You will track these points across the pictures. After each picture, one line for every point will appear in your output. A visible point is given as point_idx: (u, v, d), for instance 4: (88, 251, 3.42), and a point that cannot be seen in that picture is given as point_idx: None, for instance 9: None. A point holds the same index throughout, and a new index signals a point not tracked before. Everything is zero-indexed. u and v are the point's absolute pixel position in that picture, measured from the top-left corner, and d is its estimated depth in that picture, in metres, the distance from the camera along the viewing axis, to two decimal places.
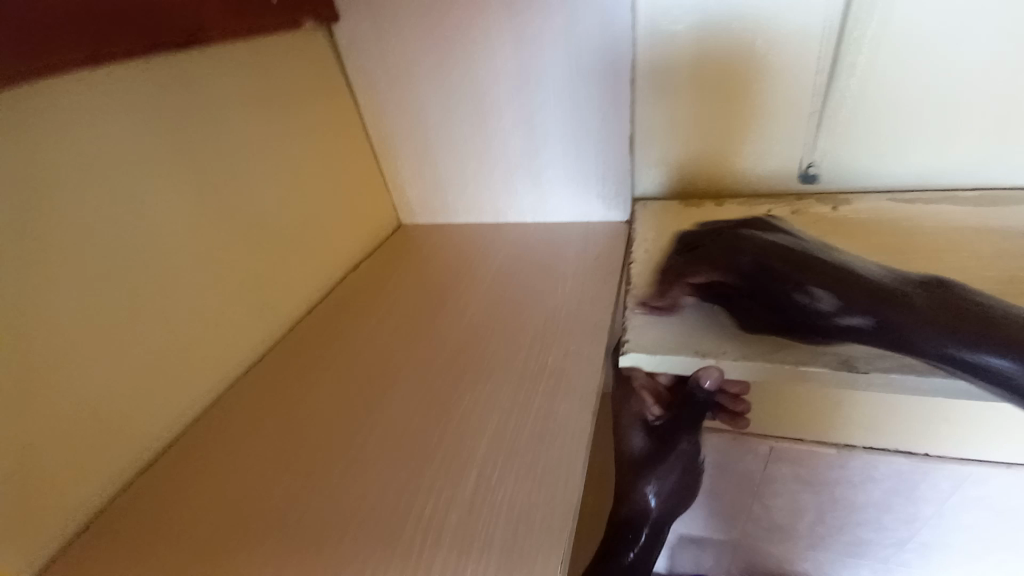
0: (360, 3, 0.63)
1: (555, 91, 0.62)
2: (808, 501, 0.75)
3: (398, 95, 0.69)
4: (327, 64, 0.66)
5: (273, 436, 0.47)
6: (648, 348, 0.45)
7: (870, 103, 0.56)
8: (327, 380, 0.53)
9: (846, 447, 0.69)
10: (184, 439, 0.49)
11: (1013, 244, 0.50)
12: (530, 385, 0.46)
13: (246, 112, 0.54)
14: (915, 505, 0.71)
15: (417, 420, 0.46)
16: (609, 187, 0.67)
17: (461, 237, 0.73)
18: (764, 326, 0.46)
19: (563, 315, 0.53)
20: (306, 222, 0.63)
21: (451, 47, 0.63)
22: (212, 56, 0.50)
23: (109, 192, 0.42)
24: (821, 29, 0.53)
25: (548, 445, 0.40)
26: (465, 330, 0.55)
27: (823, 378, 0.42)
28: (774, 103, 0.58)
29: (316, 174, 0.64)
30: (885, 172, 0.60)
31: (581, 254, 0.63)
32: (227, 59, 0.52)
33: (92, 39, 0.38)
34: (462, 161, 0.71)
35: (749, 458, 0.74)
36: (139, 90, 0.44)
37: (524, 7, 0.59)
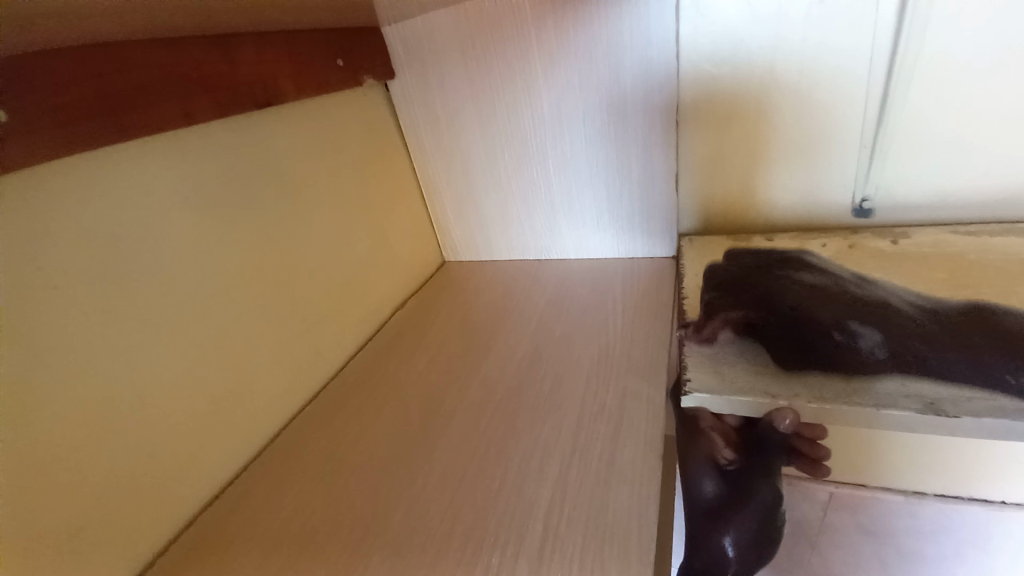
0: (414, 58, 0.68)
1: (600, 131, 0.64)
2: (873, 554, 0.69)
3: (445, 140, 0.72)
4: (381, 115, 0.70)
5: (331, 476, 0.47)
6: (714, 389, 0.44)
7: (923, 134, 0.56)
8: (380, 420, 0.53)
9: (916, 494, 0.64)
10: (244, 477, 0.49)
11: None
12: (590, 426, 0.45)
13: (309, 162, 0.58)
14: (997, 558, 0.65)
15: (477, 463, 0.45)
16: (654, 223, 0.67)
17: (505, 275, 0.74)
18: (836, 370, 0.44)
19: (617, 354, 0.52)
20: (358, 262, 0.65)
21: (498, 93, 0.66)
22: (283, 114, 0.54)
23: (191, 240, 0.45)
24: (870, 63, 0.54)
25: (616, 488, 0.39)
26: (516, 368, 0.55)
27: (905, 422, 0.40)
28: (822, 137, 0.59)
29: (368, 218, 0.67)
30: (944, 203, 0.58)
31: (629, 291, 0.63)
32: (293, 115, 0.56)
33: (183, 98, 0.42)
34: (505, 200, 0.73)
35: (808, 503, 0.69)
36: (220, 142, 0.48)
37: (569, 54, 0.61)
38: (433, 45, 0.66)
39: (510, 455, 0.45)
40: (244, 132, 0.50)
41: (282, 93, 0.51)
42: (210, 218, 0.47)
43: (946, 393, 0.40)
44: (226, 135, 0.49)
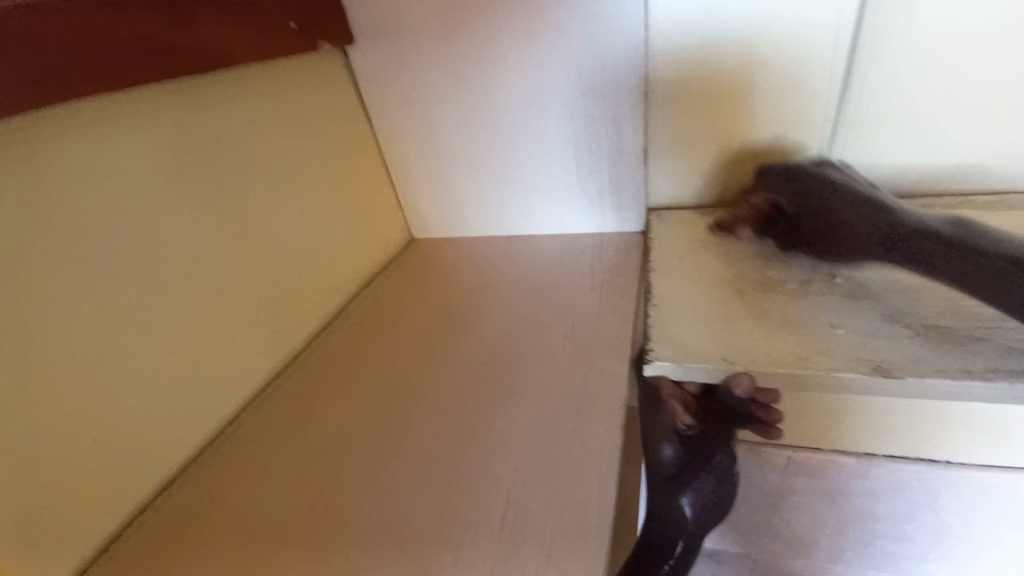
0: (375, 25, 0.65)
1: (572, 103, 0.63)
2: (830, 513, 0.73)
3: (412, 114, 0.69)
4: (343, 86, 0.67)
5: (297, 457, 0.47)
6: (675, 357, 0.45)
7: (885, 108, 0.57)
8: (347, 400, 0.52)
9: (867, 456, 0.68)
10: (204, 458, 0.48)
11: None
12: (556, 399, 0.45)
13: (266, 134, 0.55)
14: (939, 513, 0.69)
15: (444, 440, 0.45)
16: (624, 197, 0.67)
17: (475, 252, 0.73)
18: (791, 338, 0.45)
19: (585, 330, 0.53)
20: (323, 240, 0.64)
21: (464, 63, 0.64)
22: (235, 81, 0.51)
23: (136, 219, 0.43)
24: (835, 36, 0.53)
25: (578, 461, 0.40)
26: (486, 345, 0.54)
27: (852, 385, 0.41)
28: (790, 112, 0.58)
29: (332, 194, 0.65)
30: (902, 178, 0.60)
31: (599, 267, 0.63)
32: (246, 83, 0.53)
33: (128, 59, 0.38)
34: (475, 176, 0.72)
35: (769, 467, 0.72)
36: (169, 113, 0.45)
37: (538, 23, 0.59)
38: (395, 10, 0.63)
39: (478, 432, 0.45)
40: (195, 102, 0.47)
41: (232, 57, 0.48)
42: (156, 196, 0.44)
43: (894, 355, 0.42)
44: (175, 106, 0.45)
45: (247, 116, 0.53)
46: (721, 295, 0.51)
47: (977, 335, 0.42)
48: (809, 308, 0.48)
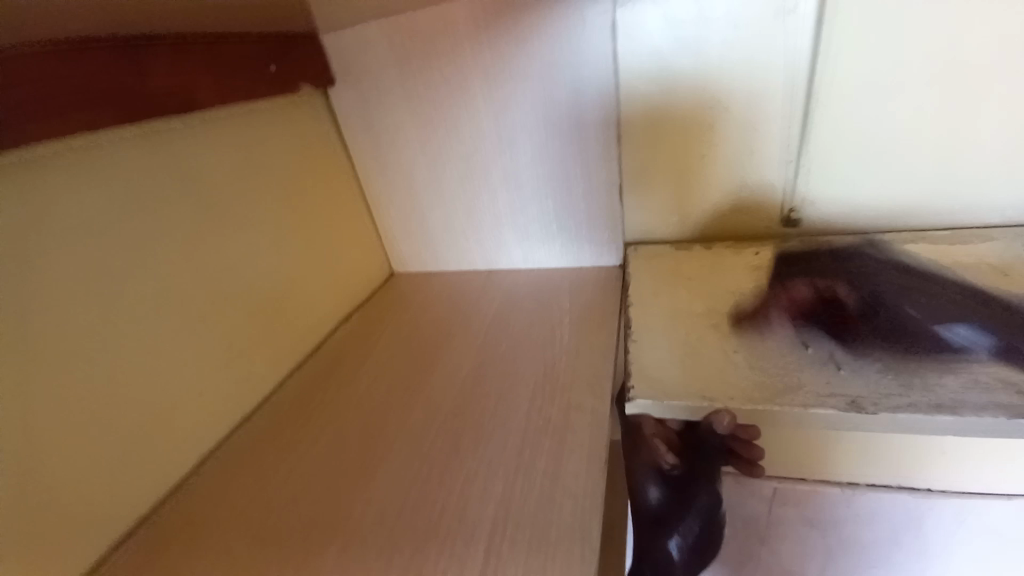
0: (355, 66, 0.66)
1: (546, 142, 0.64)
2: (816, 546, 0.72)
3: (390, 152, 0.70)
4: (321, 124, 0.68)
5: (262, 509, 0.44)
6: (655, 395, 0.44)
7: (841, 148, 0.60)
8: (319, 445, 0.50)
9: (850, 485, 0.68)
10: (164, 512, 0.45)
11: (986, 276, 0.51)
12: (535, 439, 0.44)
13: (239, 171, 0.55)
14: (924, 542, 0.69)
15: (419, 487, 0.43)
16: (599, 232, 0.68)
17: (454, 287, 0.73)
18: (768, 373, 0.46)
19: (563, 366, 0.52)
20: (296, 277, 0.62)
21: (442, 103, 0.65)
22: (208, 119, 0.51)
23: (96, 260, 0.41)
24: (790, 83, 0.57)
25: (557, 505, 0.38)
26: (466, 384, 0.53)
27: (828, 420, 0.42)
28: (751, 151, 0.61)
29: (307, 230, 0.64)
30: (861, 214, 0.63)
31: (576, 302, 0.63)
32: (220, 121, 0.53)
33: (87, 107, 0.38)
34: (453, 212, 0.72)
35: (755, 499, 0.71)
36: (139, 154, 0.45)
37: (512, 68, 0.61)
38: (374, 53, 0.64)
39: (454, 476, 0.43)
40: (168, 143, 0.47)
41: (205, 95, 0.48)
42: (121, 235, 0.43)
43: (867, 391, 0.42)
44: (146, 147, 0.45)
45: (220, 153, 0.53)
46: (698, 330, 0.52)
47: (947, 368, 0.43)
48: (783, 345, 0.48)
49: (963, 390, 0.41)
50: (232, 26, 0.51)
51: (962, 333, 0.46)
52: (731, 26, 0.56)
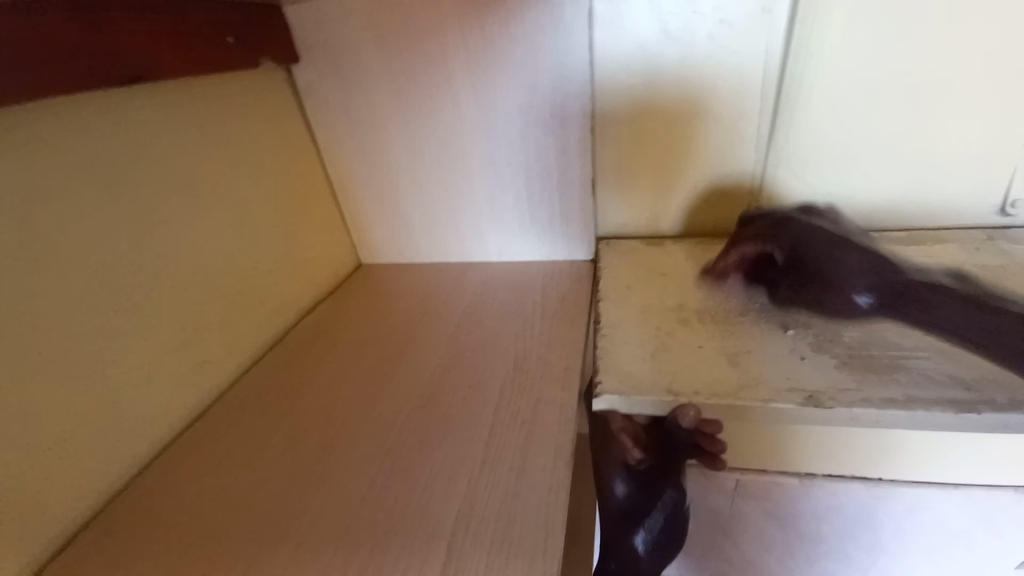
0: (323, 44, 0.63)
1: (520, 130, 0.62)
2: (774, 533, 0.74)
3: (360, 137, 0.68)
4: (286, 103, 0.64)
5: (214, 510, 0.42)
6: (622, 390, 0.44)
7: (809, 149, 0.61)
8: (276, 440, 0.48)
9: (807, 476, 0.70)
10: (111, 510, 0.43)
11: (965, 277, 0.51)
12: (503, 433, 0.43)
13: (194, 150, 0.52)
14: (874, 529, 0.72)
15: (382, 483, 0.41)
16: (572, 226, 0.67)
17: (424, 279, 0.71)
18: (733, 367, 0.46)
19: (533, 360, 0.51)
20: (256, 264, 0.59)
21: (414, 87, 0.63)
22: (158, 91, 0.48)
23: (26, 239, 0.38)
24: (762, 83, 0.58)
25: (523, 501, 0.38)
26: (433, 378, 0.52)
27: (789, 415, 0.43)
28: (724, 149, 0.62)
29: (268, 215, 0.61)
30: (825, 214, 0.64)
31: (549, 295, 0.62)
32: (172, 95, 0.49)
33: (19, 74, 0.35)
34: (425, 201, 0.70)
35: (717, 490, 0.73)
36: (82, 127, 0.42)
37: (488, 52, 0.59)
38: (342, 31, 0.61)
39: (418, 471, 0.42)
40: (115, 114, 0.44)
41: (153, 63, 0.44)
42: (55, 213, 0.40)
43: (825, 386, 0.43)
44: (90, 118, 0.42)
45: (170, 129, 0.49)
46: (668, 324, 0.52)
47: (898, 364, 0.45)
48: (748, 342, 0.49)
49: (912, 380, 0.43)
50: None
51: (867, 296, 0.49)
52: (708, 21, 0.56)
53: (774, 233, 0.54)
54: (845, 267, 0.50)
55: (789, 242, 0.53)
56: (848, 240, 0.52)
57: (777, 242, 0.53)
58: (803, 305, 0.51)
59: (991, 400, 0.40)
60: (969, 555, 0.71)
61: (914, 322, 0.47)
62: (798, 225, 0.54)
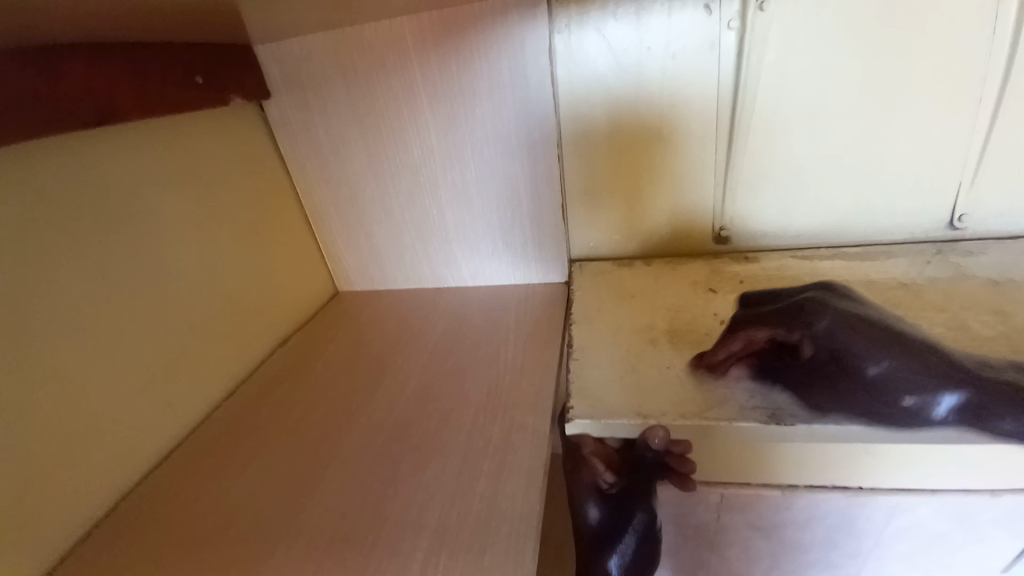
0: (292, 80, 0.64)
1: (489, 159, 0.64)
2: (760, 545, 0.75)
3: (332, 168, 0.68)
4: (258, 138, 0.65)
5: (184, 544, 0.42)
6: (593, 414, 0.45)
7: (766, 171, 0.64)
8: (248, 471, 0.48)
9: (789, 487, 0.68)
10: (76, 554, 0.42)
11: (897, 291, 0.55)
12: (475, 463, 0.44)
13: (158, 188, 0.52)
14: (855, 536, 0.72)
15: (352, 520, 0.41)
16: (545, 250, 0.69)
17: (400, 305, 0.71)
18: (700, 387, 0.47)
19: (506, 385, 0.52)
20: (227, 298, 0.59)
21: (383, 118, 0.64)
22: (118, 131, 0.48)
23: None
24: (718, 110, 0.61)
25: (495, 531, 0.38)
26: (407, 407, 0.51)
27: (753, 433, 0.44)
28: (686, 173, 0.65)
29: (240, 249, 0.62)
30: (786, 232, 0.67)
31: (523, 319, 0.63)
32: (133, 134, 0.50)
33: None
34: (399, 228, 0.71)
35: (700, 504, 0.72)
36: (47, 170, 0.43)
37: (454, 86, 0.61)
38: (311, 68, 0.63)
39: (388, 506, 0.41)
40: (80, 153, 0.45)
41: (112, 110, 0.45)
42: (15, 256, 0.40)
43: (786, 404, 0.45)
44: (56, 159, 0.43)
45: (134, 169, 0.50)
46: (637, 346, 0.53)
47: None
48: (716, 363, 0.50)
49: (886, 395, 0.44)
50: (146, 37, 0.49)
51: (946, 401, 0.41)
52: (662, 54, 0.59)
53: (805, 320, 0.44)
54: (874, 358, 0.41)
55: (824, 324, 0.43)
56: (830, 307, 0.45)
57: (796, 328, 0.45)
58: (833, 387, 0.43)
59: (944, 414, 0.42)
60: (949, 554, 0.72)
61: (1002, 428, 0.40)
62: (827, 308, 0.45)
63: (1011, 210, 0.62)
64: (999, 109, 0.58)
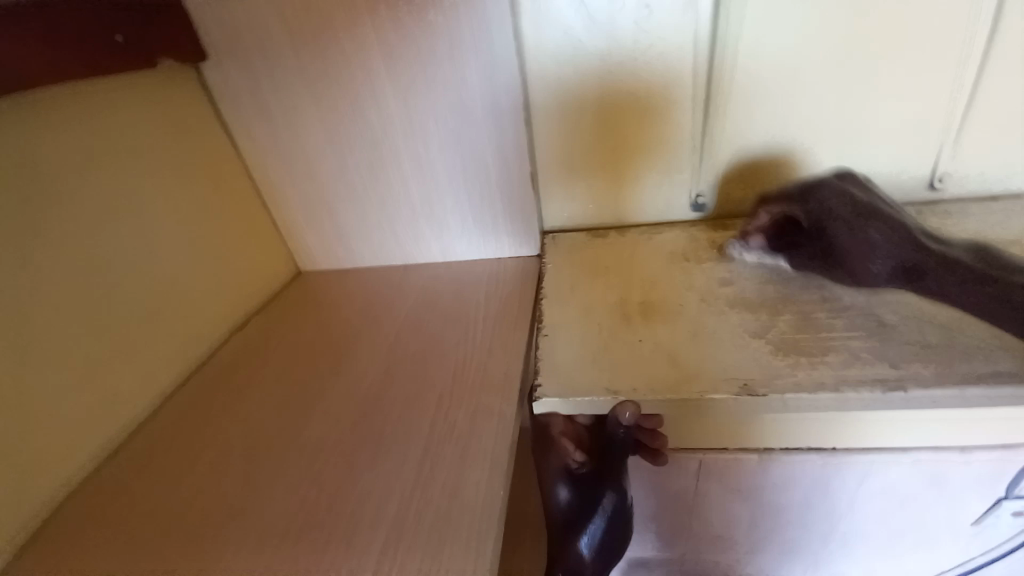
0: (230, 41, 0.58)
1: (452, 126, 0.60)
2: (739, 508, 0.76)
3: (284, 141, 0.64)
4: (198, 108, 0.60)
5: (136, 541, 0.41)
6: (562, 393, 0.44)
7: (744, 133, 0.61)
8: (203, 462, 0.46)
9: (765, 452, 0.70)
10: (23, 555, 0.41)
11: None
12: (438, 448, 0.42)
13: (82, 167, 0.48)
14: (830, 498, 0.73)
15: (309, 512, 0.40)
16: (517, 222, 0.65)
17: (367, 284, 0.68)
18: (673, 362, 0.46)
19: (472, 366, 0.49)
20: (173, 283, 0.55)
21: (334, 83, 0.59)
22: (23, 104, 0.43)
23: None
24: (693, 68, 0.57)
25: (455, 522, 0.37)
26: (370, 392, 0.49)
27: (725, 407, 0.43)
28: (661, 137, 0.61)
29: (186, 231, 0.58)
30: (764, 198, 0.64)
31: (493, 296, 0.60)
32: (43, 107, 0.45)
33: None
34: (362, 203, 0.67)
35: (680, 472, 0.72)
36: None
37: (408, 46, 0.56)
38: (249, 26, 0.57)
39: (347, 497, 0.40)
40: None
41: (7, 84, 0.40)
42: None
43: (759, 374, 0.44)
44: None
45: (49, 147, 0.45)
46: (610, 321, 0.51)
47: (830, 346, 0.45)
48: (688, 335, 0.48)
49: (869, 360, 0.43)
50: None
51: (916, 287, 0.46)
52: (633, 6, 0.54)
53: (805, 197, 0.52)
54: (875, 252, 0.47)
55: (825, 203, 0.50)
56: (879, 210, 0.49)
57: (817, 209, 0.50)
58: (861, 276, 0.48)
59: (916, 377, 0.41)
60: (921, 513, 0.74)
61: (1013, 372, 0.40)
62: (830, 187, 0.52)
63: (991, 170, 0.60)
64: (984, 64, 0.55)
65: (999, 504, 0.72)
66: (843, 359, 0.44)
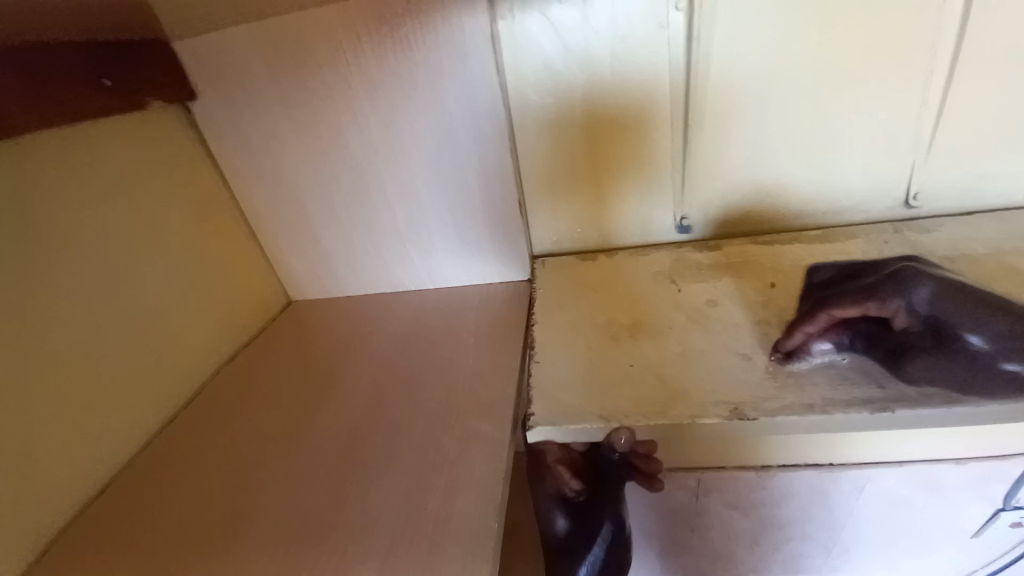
0: (216, 77, 0.59)
1: (437, 152, 0.61)
2: (740, 525, 0.74)
3: (270, 171, 0.64)
4: (184, 142, 0.61)
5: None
6: (554, 421, 0.44)
7: (723, 153, 0.62)
8: (189, 500, 0.45)
9: (763, 467, 0.69)
10: None
11: None
12: (429, 477, 0.42)
13: (67, 201, 0.48)
14: (830, 512, 0.73)
15: (297, 546, 0.39)
16: (504, 245, 0.66)
17: (357, 310, 0.68)
18: (666, 386, 0.46)
19: (464, 392, 0.49)
20: (159, 318, 0.55)
21: (320, 115, 0.60)
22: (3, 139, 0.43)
23: None
24: (670, 92, 0.59)
25: (446, 554, 0.36)
26: (358, 422, 0.49)
27: (716, 430, 0.43)
28: (644, 159, 0.63)
29: (173, 263, 0.57)
30: (747, 215, 0.66)
31: (484, 318, 0.61)
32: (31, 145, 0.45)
33: None
34: (350, 231, 0.67)
35: (679, 490, 0.72)
36: None
37: (390, 76, 0.57)
38: (236, 61, 0.58)
39: (336, 529, 0.39)
40: None
41: None
42: None
43: (749, 396, 0.44)
44: None
45: (32, 185, 0.45)
46: (599, 343, 0.52)
47: (815, 364, 0.46)
48: (678, 356, 0.49)
49: (854, 379, 0.44)
50: (31, 37, 0.44)
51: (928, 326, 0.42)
52: (610, 32, 0.57)
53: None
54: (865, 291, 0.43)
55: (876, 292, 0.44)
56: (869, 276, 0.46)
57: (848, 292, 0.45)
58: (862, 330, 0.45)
59: (903, 397, 0.42)
60: (921, 522, 0.73)
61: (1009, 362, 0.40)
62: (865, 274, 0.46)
63: (963, 182, 0.62)
64: (949, 81, 0.57)
65: (997, 514, 0.72)
66: (831, 378, 0.44)
